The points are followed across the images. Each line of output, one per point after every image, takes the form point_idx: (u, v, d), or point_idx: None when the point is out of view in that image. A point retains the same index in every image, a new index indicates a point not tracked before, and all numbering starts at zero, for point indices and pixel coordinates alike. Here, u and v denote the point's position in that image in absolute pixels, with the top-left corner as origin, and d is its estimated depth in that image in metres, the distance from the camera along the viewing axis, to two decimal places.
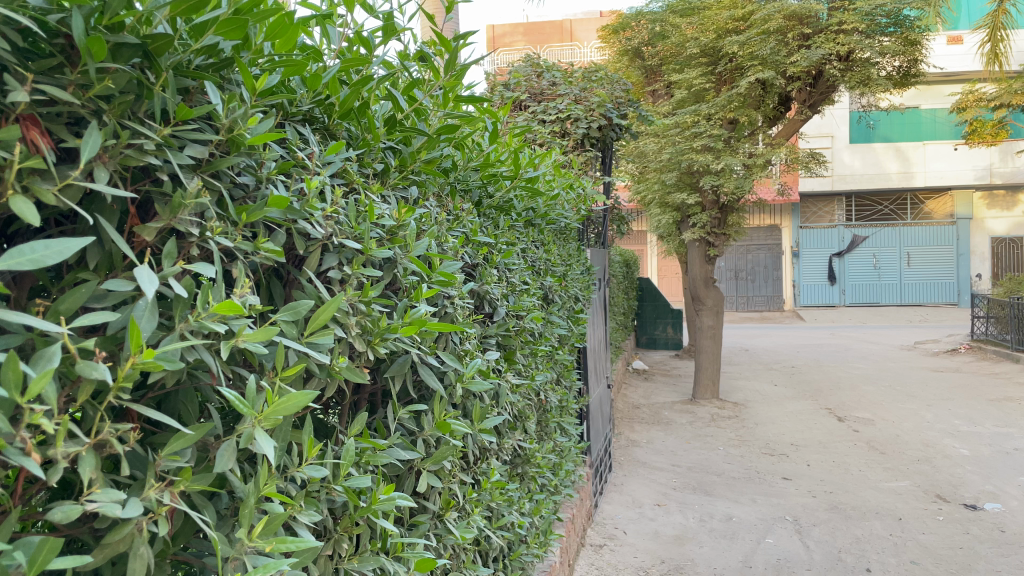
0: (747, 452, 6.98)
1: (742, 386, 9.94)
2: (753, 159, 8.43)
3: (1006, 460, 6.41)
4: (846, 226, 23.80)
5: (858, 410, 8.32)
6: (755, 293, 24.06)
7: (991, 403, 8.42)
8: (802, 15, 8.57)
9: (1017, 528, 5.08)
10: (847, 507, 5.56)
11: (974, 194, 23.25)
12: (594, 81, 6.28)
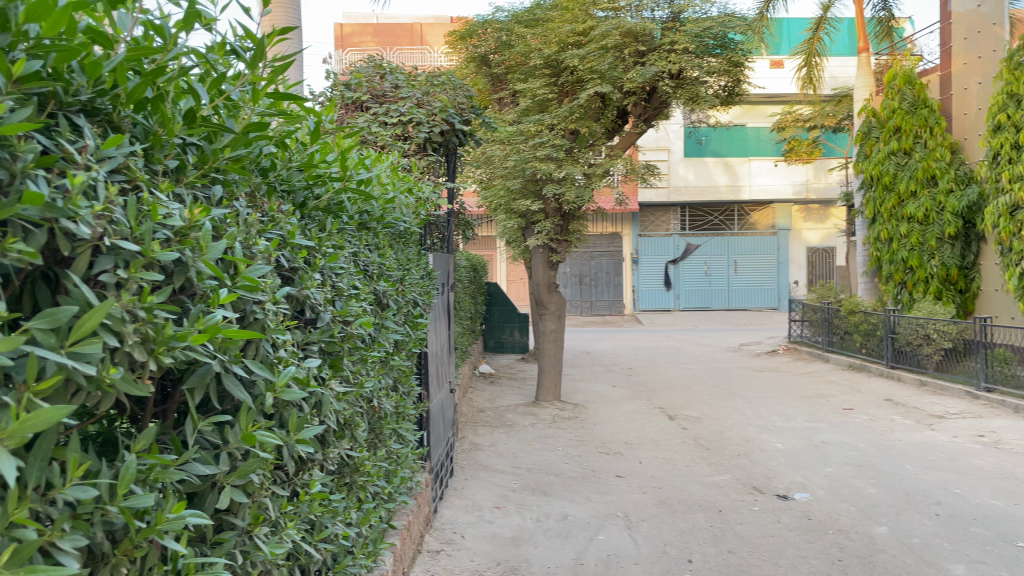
0: (585, 451, 7.19)
1: (583, 387, 10.24)
2: (594, 168, 8.74)
3: (814, 453, 6.97)
4: (681, 234, 25.09)
5: (688, 409, 8.77)
6: (597, 297, 25.10)
7: (802, 400, 9.14)
8: (637, 33, 8.91)
9: (821, 515, 5.53)
10: (673, 502, 5.85)
11: (792, 207, 25.13)
12: (437, 86, 6.27)
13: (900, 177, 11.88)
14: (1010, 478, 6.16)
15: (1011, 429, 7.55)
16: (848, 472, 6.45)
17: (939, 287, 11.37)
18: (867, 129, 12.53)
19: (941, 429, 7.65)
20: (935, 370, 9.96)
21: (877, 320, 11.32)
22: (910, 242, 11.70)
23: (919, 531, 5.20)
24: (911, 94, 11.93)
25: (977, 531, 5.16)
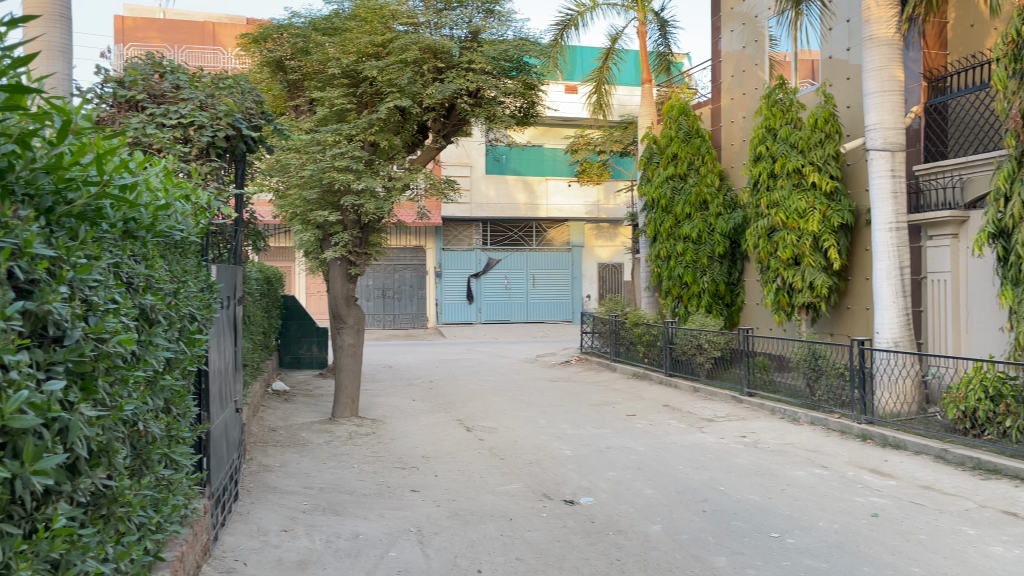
0: (380, 467, 7.11)
1: (381, 402, 10.13)
2: (392, 182, 8.74)
3: (600, 458, 7.36)
4: (483, 249, 25.57)
5: (484, 420, 8.94)
6: (400, 310, 25.01)
7: (591, 408, 9.64)
8: (437, 49, 9.03)
9: (603, 518, 5.83)
10: (466, 513, 5.92)
11: (585, 225, 26.59)
12: (222, 88, 5.99)
13: (677, 200, 12.78)
14: (766, 474, 6.85)
15: (767, 429, 8.41)
16: (629, 475, 6.87)
17: (710, 301, 12.56)
18: (648, 154, 13.34)
19: (710, 431, 8.37)
20: (707, 377, 10.89)
21: (657, 331, 12.16)
22: (686, 260, 12.60)
23: (688, 526, 5.63)
24: (686, 124, 12.96)
25: (736, 523, 5.68)
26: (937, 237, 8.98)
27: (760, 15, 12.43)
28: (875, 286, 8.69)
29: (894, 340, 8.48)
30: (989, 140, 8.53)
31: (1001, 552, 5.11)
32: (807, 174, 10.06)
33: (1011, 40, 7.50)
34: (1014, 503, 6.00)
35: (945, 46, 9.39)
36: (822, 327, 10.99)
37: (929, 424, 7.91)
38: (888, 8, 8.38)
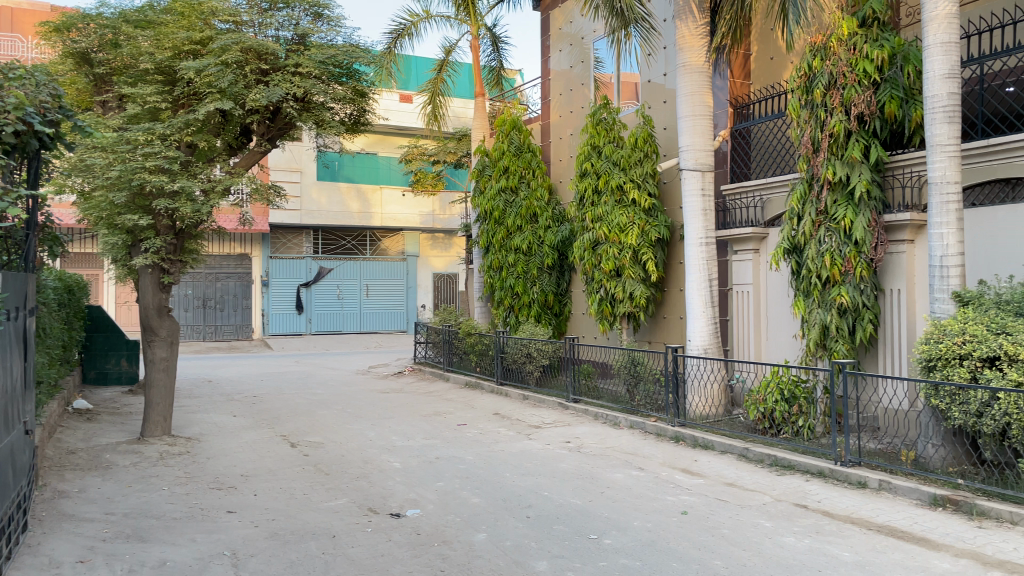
0: (194, 488, 6.69)
1: (198, 419, 9.56)
2: (212, 185, 8.37)
3: (428, 469, 7.33)
4: (314, 257, 24.84)
5: (310, 435, 8.67)
6: (223, 321, 23.75)
7: (421, 418, 9.61)
8: (260, 51, 8.72)
9: (429, 529, 5.80)
10: (286, 532, 5.70)
11: (419, 235, 26.68)
12: (12, 79, 5.45)
13: (508, 213, 13.03)
14: (588, 478, 7.11)
15: (590, 434, 8.74)
16: (456, 485, 6.89)
17: (539, 311, 12.92)
18: (480, 166, 13.60)
19: (537, 438, 8.58)
20: (535, 385, 11.17)
21: (489, 341, 12.33)
22: (517, 271, 12.86)
23: (511, 533, 5.72)
24: (518, 139, 13.24)
25: (558, 528, 5.84)
26: (741, 251, 9.70)
27: (586, 37, 12.97)
28: (687, 296, 9.28)
29: (704, 348, 9.10)
30: (785, 164, 9.37)
31: (792, 542, 5.59)
32: (628, 191, 10.59)
33: (803, 73, 8.30)
34: (805, 496, 6.60)
35: (748, 76, 10.24)
36: (642, 335, 11.60)
37: (734, 425, 8.54)
38: (699, 38, 9.02)
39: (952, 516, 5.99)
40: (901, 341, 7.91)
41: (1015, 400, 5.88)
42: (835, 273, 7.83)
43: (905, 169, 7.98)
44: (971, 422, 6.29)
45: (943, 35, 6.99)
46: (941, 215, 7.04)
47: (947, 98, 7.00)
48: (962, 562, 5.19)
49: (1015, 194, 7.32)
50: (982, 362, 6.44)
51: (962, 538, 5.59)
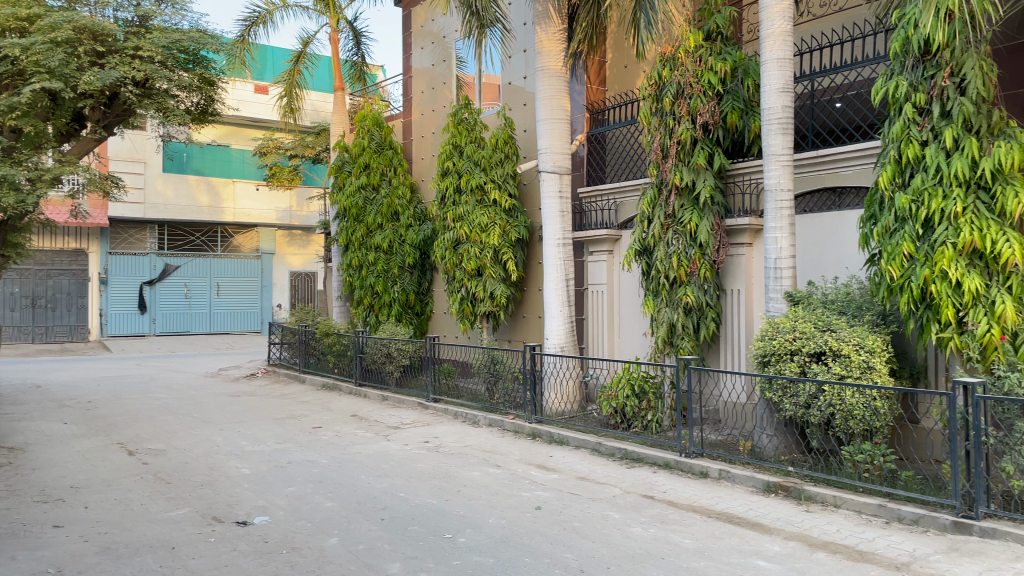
0: (15, 503, 6.13)
1: (22, 428, 8.78)
2: (39, 173, 7.77)
3: (279, 474, 7.07)
4: (159, 254, 23.45)
5: (151, 442, 8.16)
6: (55, 322, 21.84)
7: (274, 422, 9.27)
8: (96, 31, 8.19)
9: (278, 536, 5.59)
10: (120, 546, 5.32)
11: (275, 232, 25.93)
12: None
13: (368, 210, 12.80)
14: (444, 477, 7.09)
15: (449, 433, 8.74)
16: (308, 489, 6.68)
17: (400, 310, 12.79)
18: (340, 162, 13.25)
19: (395, 439, 8.48)
20: (396, 385, 11.06)
21: (347, 341, 12.06)
22: (377, 269, 12.67)
23: (364, 537, 5.60)
24: (379, 135, 13.08)
25: (413, 528, 5.79)
26: (596, 252, 10.03)
27: (448, 35, 12.96)
28: (545, 296, 9.46)
29: (561, 346, 9.30)
30: (636, 168, 9.78)
31: (639, 532, 5.81)
32: (489, 191, 10.66)
33: (653, 82, 8.63)
34: (651, 487, 6.88)
35: (603, 83, 10.51)
36: (502, 334, 11.77)
37: (588, 421, 8.80)
38: (557, 43, 9.20)
39: (782, 501, 6.43)
40: (740, 338, 8.42)
41: (838, 392, 6.44)
42: (682, 274, 8.21)
43: (745, 177, 8.52)
44: (800, 413, 6.77)
45: (779, 52, 7.47)
46: (775, 220, 7.53)
47: (781, 110, 7.50)
48: (791, 544, 5.57)
49: (840, 202, 7.94)
50: (810, 357, 6.95)
51: (791, 521, 6.01)
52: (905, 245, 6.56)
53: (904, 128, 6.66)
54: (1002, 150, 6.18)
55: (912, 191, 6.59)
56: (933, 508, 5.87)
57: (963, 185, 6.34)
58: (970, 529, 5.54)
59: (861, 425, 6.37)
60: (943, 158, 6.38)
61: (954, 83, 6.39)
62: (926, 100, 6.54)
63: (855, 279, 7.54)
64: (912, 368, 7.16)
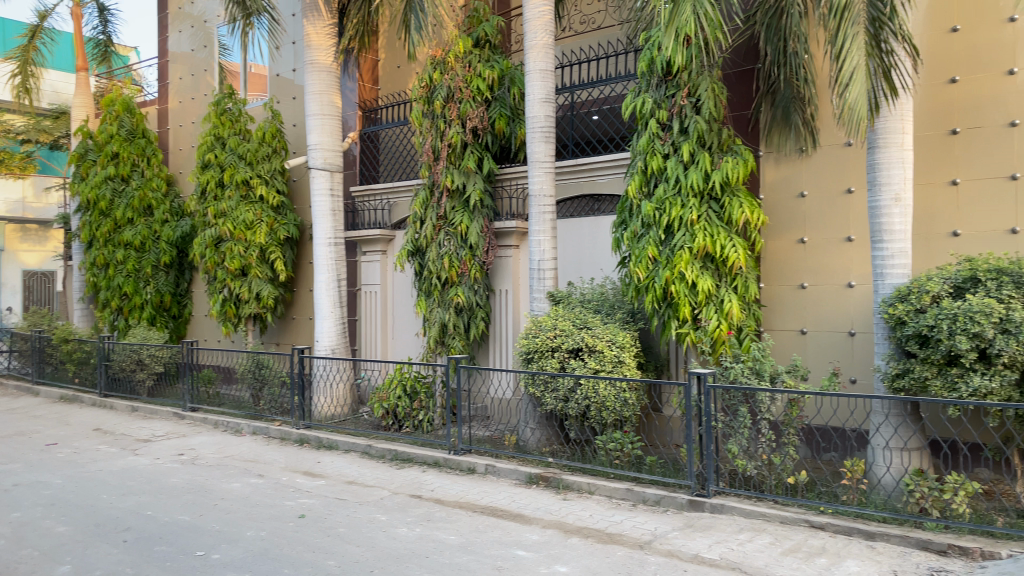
0: None
1: None
2: None
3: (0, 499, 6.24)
4: None
5: None
6: None
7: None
8: None
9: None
10: None
11: (3, 226, 22.93)
12: None
13: (117, 204, 11.71)
14: (199, 491, 6.64)
15: (207, 444, 8.22)
16: (37, 514, 5.96)
17: (153, 313, 11.97)
18: (82, 150, 11.99)
19: (144, 453, 7.81)
20: (148, 395, 10.23)
21: (90, 348, 10.95)
22: (126, 269, 11.65)
23: (102, 562, 5.09)
24: (129, 123, 12.03)
25: (160, 548, 5.36)
26: (369, 252, 9.93)
27: (209, 20, 12.22)
28: (315, 296, 9.17)
29: (332, 348, 9.07)
30: (407, 169, 9.85)
31: (404, 533, 5.80)
32: (254, 186, 10.21)
33: (424, 85, 8.67)
34: (419, 486, 6.93)
35: (376, 82, 10.42)
36: (270, 338, 11.38)
37: (359, 424, 8.64)
38: (326, 38, 8.99)
39: (542, 492, 6.75)
40: (507, 337, 8.73)
41: (593, 385, 6.86)
42: (453, 275, 8.33)
43: (513, 181, 8.86)
44: (560, 406, 7.13)
45: (542, 63, 7.82)
46: (539, 224, 7.86)
47: (544, 120, 7.85)
48: (548, 532, 5.85)
49: (598, 207, 8.47)
50: (568, 353, 7.31)
51: (549, 510, 6.31)
52: (650, 249, 7.14)
53: (650, 142, 7.23)
54: (729, 165, 6.98)
55: (656, 200, 7.19)
56: (672, 489, 6.46)
57: (698, 196, 7.04)
58: (702, 506, 6.17)
59: (612, 415, 6.88)
60: (681, 170, 7.04)
61: (691, 103, 7.06)
62: (667, 116, 7.15)
63: (609, 279, 8.09)
64: (657, 361, 7.83)
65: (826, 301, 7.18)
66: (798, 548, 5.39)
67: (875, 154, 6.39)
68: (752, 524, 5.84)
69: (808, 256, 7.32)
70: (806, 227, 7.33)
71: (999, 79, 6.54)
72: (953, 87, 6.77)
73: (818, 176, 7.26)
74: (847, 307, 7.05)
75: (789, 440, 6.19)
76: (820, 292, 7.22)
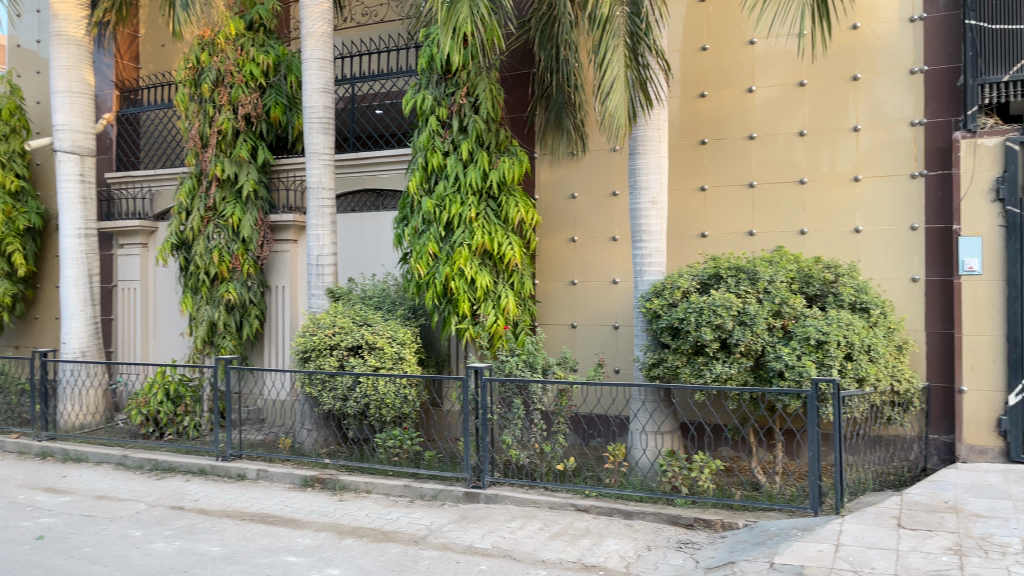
0: None
1: None
2: None
3: None
4: None
5: None
6: None
7: None
8: None
9: None
10: None
11: None
12: None
13: None
14: None
15: None
16: None
17: None
18: None
19: None
20: None
21: None
22: None
23: None
24: None
25: None
26: (127, 245, 9.10)
27: None
28: (61, 294, 8.26)
29: (82, 350, 8.22)
30: (173, 157, 9.18)
31: (161, 548, 5.37)
32: None
33: (190, 66, 8.08)
34: (182, 497, 6.46)
35: (135, 59, 9.60)
36: (7, 340, 10.18)
37: (113, 432, 8.01)
38: (78, 8, 8.11)
39: (317, 494, 6.55)
40: (283, 335, 8.38)
41: (372, 382, 6.73)
42: (223, 270, 7.88)
43: (289, 173, 8.51)
44: (338, 406, 6.91)
45: (320, 52, 7.58)
46: (318, 218, 7.60)
47: (322, 110, 7.61)
48: (321, 535, 5.68)
49: (380, 203, 8.38)
50: (348, 351, 7.08)
51: (324, 512, 6.14)
52: (430, 245, 7.15)
53: (430, 138, 7.22)
54: (506, 166, 7.20)
55: (436, 197, 7.21)
56: (449, 482, 6.54)
57: (476, 194, 7.17)
58: (477, 497, 6.28)
59: (391, 413, 6.83)
60: (460, 169, 7.12)
61: (469, 103, 7.17)
62: (447, 114, 7.17)
63: (390, 275, 8.04)
64: (437, 357, 7.88)
65: (594, 296, 7.62)
66: (564, 531, 5.66)
67: (636, 160, 6.86)
68: (523, 512, 6.05)
69: (578, 255, 7.72)
70: (576, 227, 7.73)
71: (740, 96, 7.28)
72: (702, 101, 7.44)
73: (587, 178, 7.69)
74: (612, 303, 7.52)
75: (559, 428, 6.52)
76: (589, 288, 7.64)
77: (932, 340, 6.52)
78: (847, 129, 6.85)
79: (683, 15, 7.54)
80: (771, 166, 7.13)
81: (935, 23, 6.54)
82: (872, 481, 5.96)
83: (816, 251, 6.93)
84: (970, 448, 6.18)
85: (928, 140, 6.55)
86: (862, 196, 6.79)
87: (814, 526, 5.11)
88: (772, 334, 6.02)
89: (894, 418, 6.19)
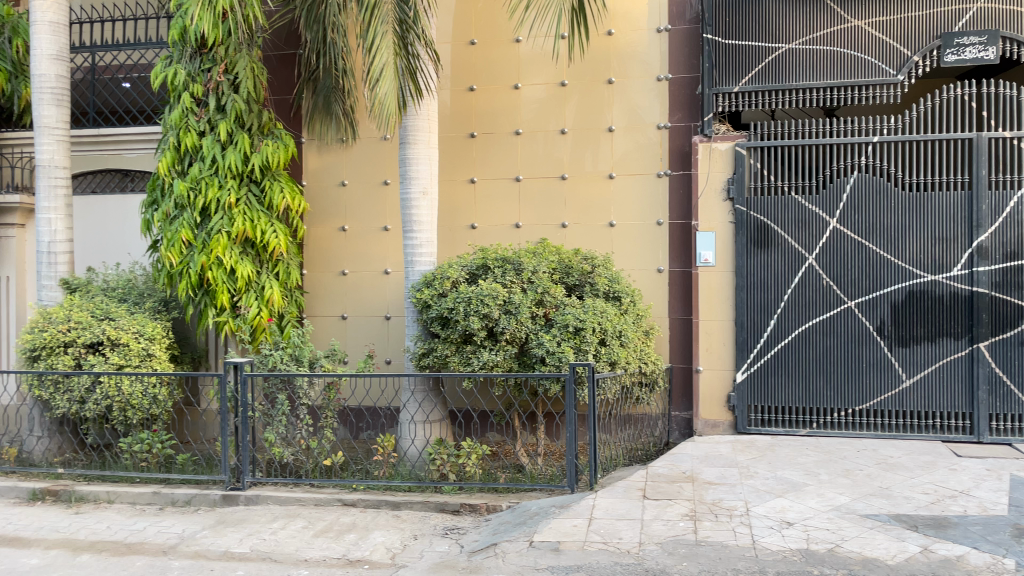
0: None
1: None
2: None
3: None
4: None
5: None
6: None
7: None
8: None
9: None
10: None
11: None
12: None
13: None
14: None
15: None
16: None
17: None
18: None
19: None
20: None
21: None
22: None
23: None
24: None
25: None
26: None
27: None
28: None
29: None
30: None
31: None
32: None
33: None
34: None
35: None
36: None
37: None
38: None
39: (49, 508, 5.88)
40: (8, 331, 7.41)
41: (115, 382, 6.13)
42: None
43: (15, 149, 7.53)
44: (74, 410, 6.22)
45: (52, 15, 6.76)
46: (49, 200, 6.79)
47: (55, 79, 6.80)
48: (52, 553, 5.08)
49: (127, 184, 7.66)
50: (85, 348, 6.38)
51: (56, 528, 5.50)
52: (183, 232, 6.64)
53: (183, 117, 6.68)
54: (269, 149, 6.86)
55: (190, 179, 6.70)
56: (204, 486, 6.12)
57: (236, 178, 6.76)
58: (236, 500, 5.93)
59: (138, 415, 6.27)
60: (218, 150, 6.67)
61: (228, 80, 6.73)
62: (203, 92, 6.68)
63: (138, 265, 7.38)
64: (193, 353, 7.37)
65: (364, 287, 7.50)
66: (329, 528, 5.51)
67: (405, 149, 6.82)
68: (285, 512, 5.80)
69: (348, 244, 7.55)
70: (346, 216, 7.56)
71: (507, 93, 7.48)
72: (471, 95, 7.56)
73: (357, 166, 7.54)
74: (383, 293, 7.45)
75: (326, 423, 6.31)
76: (359, 279, 7.51)
77: (674, 325, 7.13)
78: (604, 129, 7.29)
79: (452, 7, 7.61)
80: (535, 161, 7.42)
81: (679, 35, 7.12)
82: (623, 457, 6.40)
83: (575, 243, 7.33)
84: (705, 423, 6.84)
85: (673, 143, 7.13)
86: (616, 193, 7.26)
87: (570, 503, 5.39)
88: (535, 322, 6.26)
89: (642, 398, 6.69)
